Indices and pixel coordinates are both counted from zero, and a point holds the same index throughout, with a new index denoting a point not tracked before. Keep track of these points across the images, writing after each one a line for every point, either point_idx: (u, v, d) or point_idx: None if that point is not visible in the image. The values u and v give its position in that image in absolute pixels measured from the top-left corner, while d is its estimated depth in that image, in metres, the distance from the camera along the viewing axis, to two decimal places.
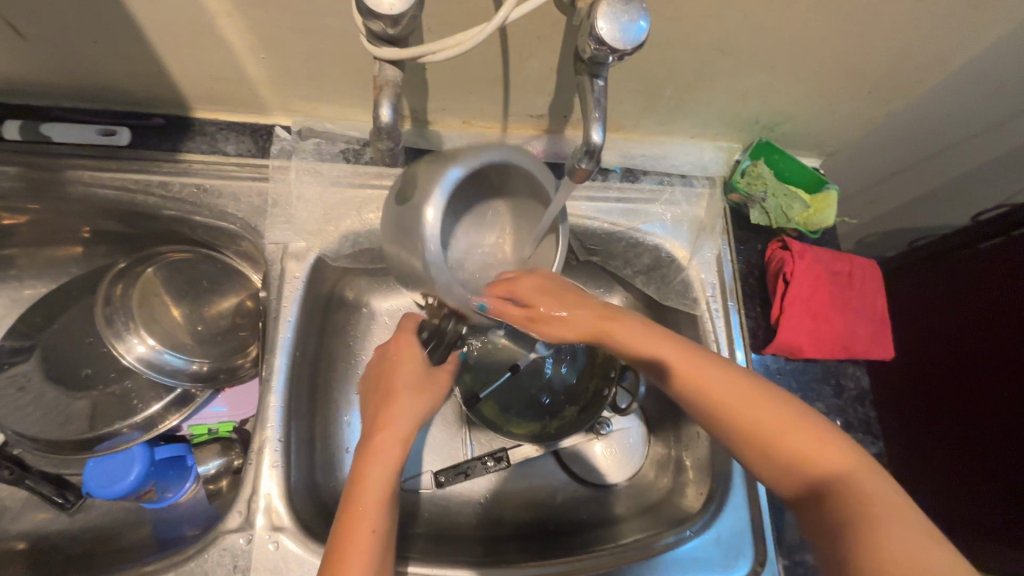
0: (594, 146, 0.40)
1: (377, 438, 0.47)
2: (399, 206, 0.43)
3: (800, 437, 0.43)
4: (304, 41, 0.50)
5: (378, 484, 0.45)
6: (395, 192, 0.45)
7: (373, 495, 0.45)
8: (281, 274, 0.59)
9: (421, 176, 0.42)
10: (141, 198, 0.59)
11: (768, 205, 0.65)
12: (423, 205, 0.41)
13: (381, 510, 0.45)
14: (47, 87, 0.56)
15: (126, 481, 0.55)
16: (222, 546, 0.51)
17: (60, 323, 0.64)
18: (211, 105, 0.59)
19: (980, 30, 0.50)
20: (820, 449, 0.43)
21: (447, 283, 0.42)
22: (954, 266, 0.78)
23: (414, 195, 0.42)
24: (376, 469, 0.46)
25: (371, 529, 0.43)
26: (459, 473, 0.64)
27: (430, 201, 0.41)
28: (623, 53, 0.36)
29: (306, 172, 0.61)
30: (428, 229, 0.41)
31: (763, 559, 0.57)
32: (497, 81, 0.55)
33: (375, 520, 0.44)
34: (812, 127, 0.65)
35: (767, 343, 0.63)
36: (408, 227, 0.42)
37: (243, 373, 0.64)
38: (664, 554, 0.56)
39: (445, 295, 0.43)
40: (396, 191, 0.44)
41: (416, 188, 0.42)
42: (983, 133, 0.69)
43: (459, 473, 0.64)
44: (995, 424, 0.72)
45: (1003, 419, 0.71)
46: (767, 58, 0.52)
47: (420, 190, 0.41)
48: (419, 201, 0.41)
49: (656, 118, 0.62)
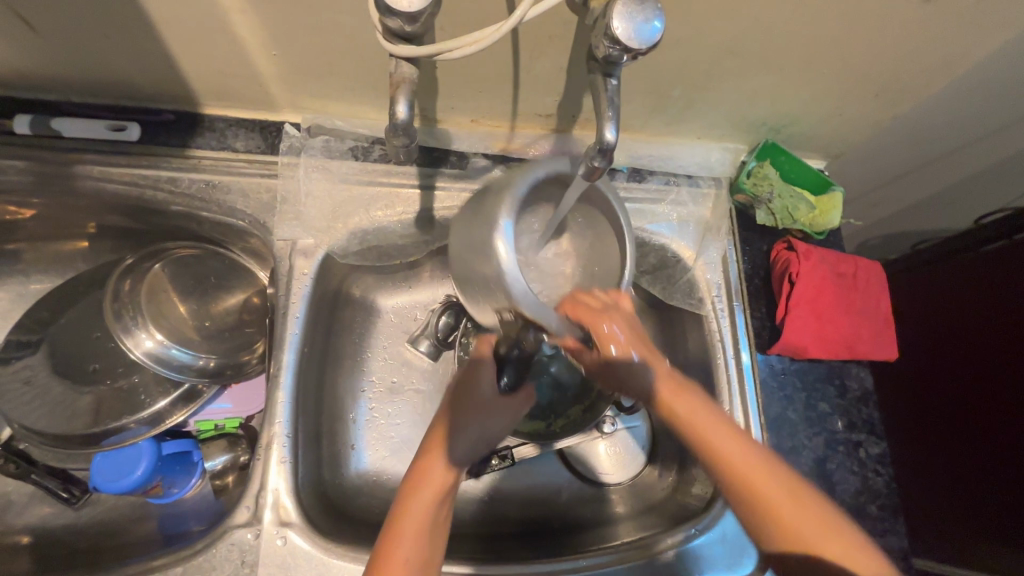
0: (608, 145, 0.40)
1: (422, 475, 0.47)
2: (467, 250, 0.45)
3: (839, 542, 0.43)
4: (317, 38, 0.50)
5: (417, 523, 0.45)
6: (458, 241, 0.47)
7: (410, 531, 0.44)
8: (290, 271, 0.59)
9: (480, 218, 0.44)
10: (150, 193, 0.59)
11: (774, 206, 0.66)
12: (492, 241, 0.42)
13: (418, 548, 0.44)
14: (58, 82, 0.56)
15: (132, 477, 0.54)
16: (230, 541, 0.51)
17: (67, 317, 0.64)
18: (221, 102, 0.60)
19: (985, 34, 0.50)
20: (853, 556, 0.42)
21: (529, 298, 0.43)
22: (960, 268, 0.79)
23: (480, 236, 0.43)
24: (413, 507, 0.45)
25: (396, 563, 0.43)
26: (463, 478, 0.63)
27: (498, 235, 0.42)
28: (637, 53, 0.36)
29: (315, 169, 0.61)
30: (504, 263, 0.42)
31: None
32: (507, 80, 0.55)
33: (411, 558, 0.43)
34: (817, 129, 0.65)
35: (772, 342, 0.63)
36: (482, 265, 0.43)
37: (249, 370, 0.63)
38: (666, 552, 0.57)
39: (529, 310, 0.43)
40: (459, 240, 0.46)
41: (480, 230, 0.43)
42: (986, 137, 0.70)
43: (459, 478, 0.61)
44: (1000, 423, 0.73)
45: (1006, 419, 0.72)
46: (775, 60, 0.53)
47: (485, 231, 0.43)
48: (487, 240, 0.43)
49: (664, 118, 0.63)
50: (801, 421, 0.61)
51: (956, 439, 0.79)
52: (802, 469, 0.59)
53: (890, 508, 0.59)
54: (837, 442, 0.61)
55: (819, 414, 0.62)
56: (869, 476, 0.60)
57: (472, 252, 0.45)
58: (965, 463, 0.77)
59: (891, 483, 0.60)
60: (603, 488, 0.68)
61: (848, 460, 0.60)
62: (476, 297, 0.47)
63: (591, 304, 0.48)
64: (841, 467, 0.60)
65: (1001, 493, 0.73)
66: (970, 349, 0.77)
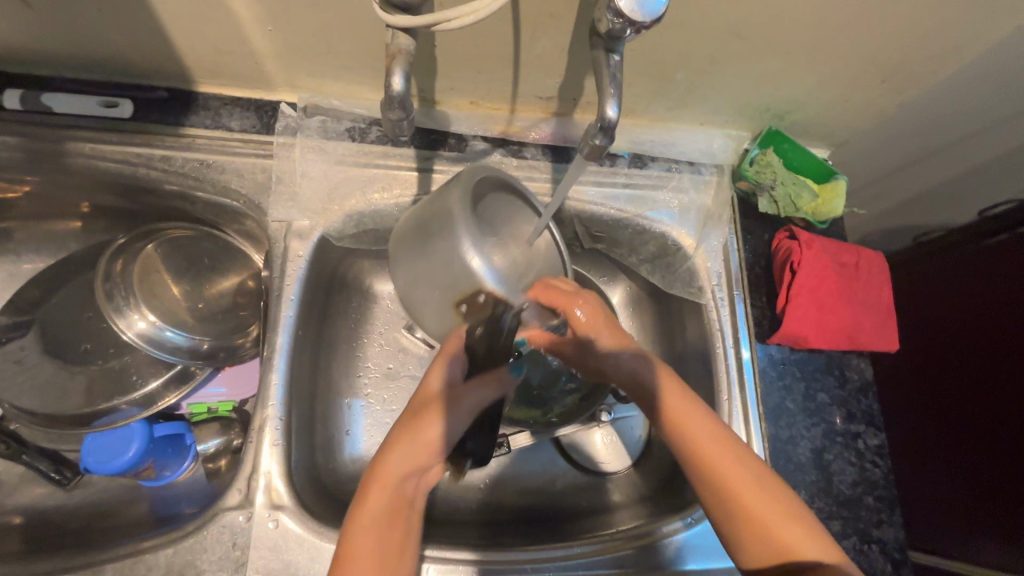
0: (609, 123, 0.39)
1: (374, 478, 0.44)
2: (433, 264, 0.46)
3: (784, 522, 0.44)
4: (313, 14, 0.49)
5: (376, 528, 0.43)
6: (411, 261, 0.48)
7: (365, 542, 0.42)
8: (284, 253, 0.58)
9: (437, 236, 0.45)
10: (143, 172, 0.58)
11: (777, 194, 0.64)
12: (466, 252, 0.44)
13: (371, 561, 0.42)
14: (48, 56, 0.55)
15: (124, 457, 0.54)
16: (221, 524, 0.50)
17: (60, 297, 0.63)
18: (216, 79, 0.59)
19: (996, 20, 0.49)
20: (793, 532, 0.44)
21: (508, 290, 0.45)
22: (969, 262, 0.78)
23: (448, 249, 0.44)
24: (370, 514, 0.43)
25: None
26: (465, 457, 0.49)
27: (470, 246, 0.44)
28: (640, 26, 0.35)
29: (311, 149, 0.60)
30: (472, 259, 0.44)
31: None
32: (507, 60, 0.54)
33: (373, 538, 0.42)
34: (822, 116, 0.64)
35: (772, 332, 0.63)
36: (456, 272, 0.45)
37: (242, 353, 0.63)
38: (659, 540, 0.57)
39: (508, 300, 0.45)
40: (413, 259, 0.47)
41: (449, 242, 0.44)
42: (993, 128, 0.69)
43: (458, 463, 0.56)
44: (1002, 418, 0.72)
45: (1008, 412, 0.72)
46: (782, 44, 0.52)
47: (451, 244, 0.44)
48: (459, 251, 0.44)
49: (666, 103, 0.62)
50: (800, 411, 0.61)
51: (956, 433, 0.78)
52: (800, 459, 0.59)
53: (888, 500, 0.59)
54: (836, 434, 0.60)
55: (818, 405, 0.61)
56: (867, 467, 0.59)
57: (431, 258, 0.46)
58: (969, 458, 0.76)
59: (889, 475, 0.59)
60: (599, 477, 0.68)
61: (847, 451, 0.60)
62: (435, 304, 0.47)
63: (562, 289, 0.49)
64: (840, 458, 0.59)
65: (1007, 487, 0.72)
66: (972, 343, 0.77)
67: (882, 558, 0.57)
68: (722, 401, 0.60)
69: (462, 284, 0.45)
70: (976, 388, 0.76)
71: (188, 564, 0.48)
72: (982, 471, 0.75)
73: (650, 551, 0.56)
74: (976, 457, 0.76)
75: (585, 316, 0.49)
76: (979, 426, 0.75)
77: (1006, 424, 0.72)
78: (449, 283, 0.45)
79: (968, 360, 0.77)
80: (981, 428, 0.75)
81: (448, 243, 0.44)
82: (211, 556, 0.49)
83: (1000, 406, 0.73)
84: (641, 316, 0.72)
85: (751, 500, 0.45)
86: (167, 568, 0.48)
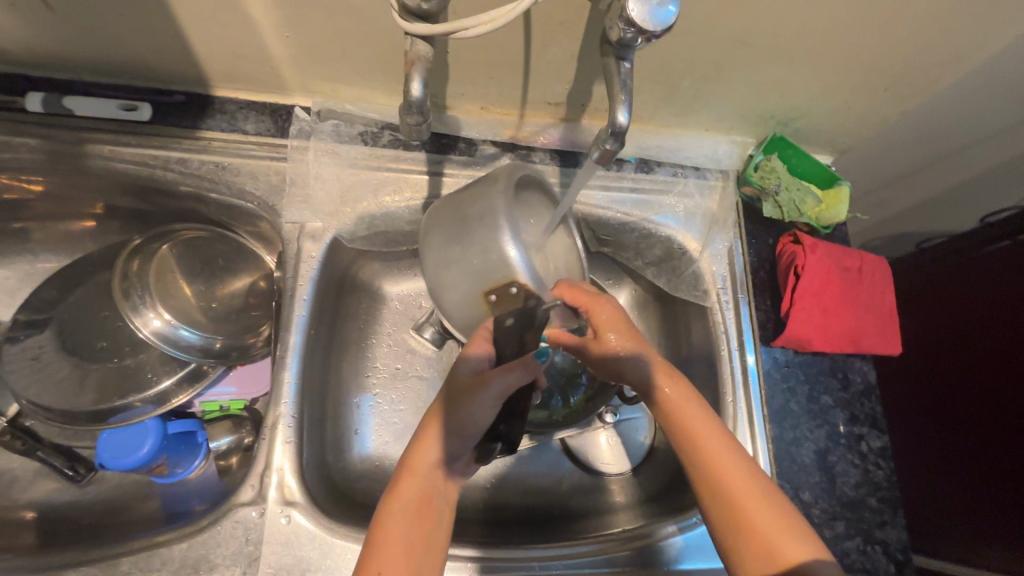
0: (620, 128, 0.40)
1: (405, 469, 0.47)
2: (466, 253, 0.47)
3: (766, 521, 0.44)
4: (329, 21, 0.50)
5: (405, 519, 0.44)
6: (442, 248, 0.48)
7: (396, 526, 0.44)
8: (297, 253, 0.59)
9: (474, 225, 0.46)
10: (160, 173, 0.59)
11: (781, 198, 0.65)
12: (502, 242, 0.45)
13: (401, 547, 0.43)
14: (70, 60, 0.56)
15: (138, 454, 0.55)
16: (234, 519, 0.51)
17: (76, 296, 0.64)
18: (232, 84, 0.60)
19: (996, 30, 0.50)
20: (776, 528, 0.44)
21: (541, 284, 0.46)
22: (972, 268, 0.79)
23: (485, 238, 0.46)
24: (399, 503, 0.45)
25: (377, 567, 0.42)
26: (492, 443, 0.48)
27: (507, 237, 0.45)
28: (651, 35, 0.36)
29: (324, 152, 0.61)
30: (510, 248, 0.45)
31: None
32: (518, 67, 0.55)
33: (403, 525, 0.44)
34: (825, 123, 0.65)
35: (776, 335, 0.63)
36: (492, 261, 0.46)
37: (254, 352, 0.65)
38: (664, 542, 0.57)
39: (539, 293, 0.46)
40: (444, 246, 0.48)
41: (486, 231, 0.45)
42: (995, 136, 0.70)
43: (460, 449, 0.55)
44: (1005, 423, 0.73)
45: (1010, 417, 0.72)
46: (787, 52, 0.53)
47: (488, 233, 0.45)
48: (497, 240, 0.45)
49: (673, 109, 0.63)
50: (803, 413, 0.61)
51: (959, 437, 0.79)
52: (803, 460, 0.60)
53: (890, 502, 0.59)
54: (839, 436, 0.61)
55: (821, 407, 0.62)
56: (870, 469, 0.60)
57: (468, 246, 0.46)
58: (973, 461, 0.77)
59: (892, 477, 0.60)
60: (604, 478, 0.68)
61: (850, 454, 0.60)
62: (464, 292, 0.48)
63: (587, 291, 0.51)
64: (843, 460, 0.60)
65: (1010, 491, 0.73)
66: (973, 347, 0.77)
67: (885, 559, 0.57)
68: (726, 403, 0.61)
69: (495, 273, 0.46)
70: (978, 392, 0.77)
71: (202, 558, 0.49)
72: (986, 475, 0.75)
73: (656, 554, 0.57)
74: (979, 460, 0.76)
75: (606, 316, 0.51)
76: (982, 429, 0.76)
77: (1009, 428, 0.73)
78: (483, 270, 0.46)
79: (971, 365, 0.78)
80: (983, 433, 0.76)
81: (487, 230, 0.46)
82: (225, 550, 0.50)
83: (1002, 409, 0.74)
84: (647, 319, 0.73)
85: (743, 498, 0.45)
86: (182, 561, 0.49)
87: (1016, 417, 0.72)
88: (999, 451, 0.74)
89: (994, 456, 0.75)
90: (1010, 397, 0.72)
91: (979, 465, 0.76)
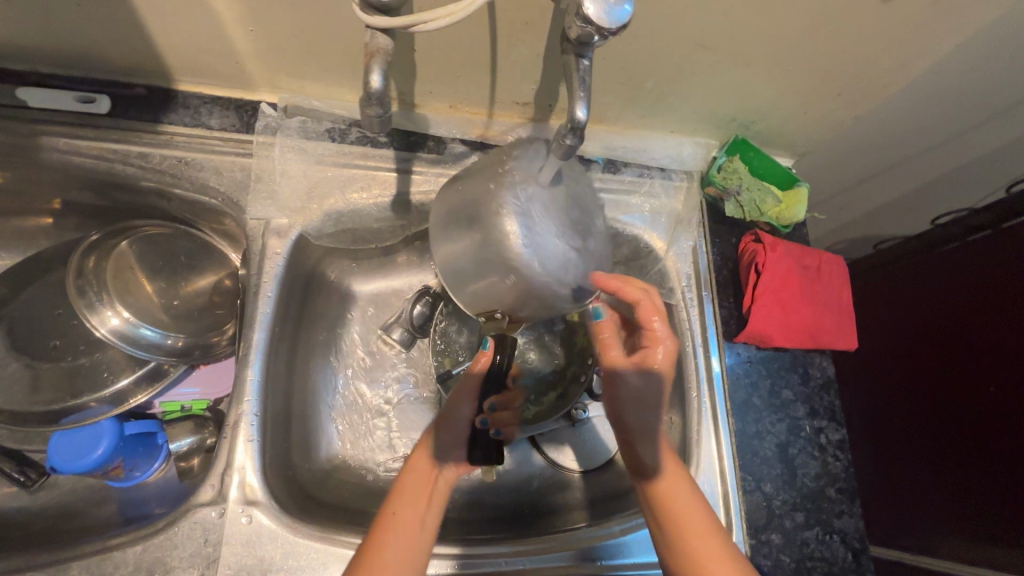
0: (579, 123, 0.41)
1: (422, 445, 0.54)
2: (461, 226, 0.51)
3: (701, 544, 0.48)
4: (294, 16, 0.50)
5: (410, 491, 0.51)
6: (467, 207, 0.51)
7: (406, 496, 0.50)
8: (262, 250, 0.59)
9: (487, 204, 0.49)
10: (120, 168, 0.58)
11: (743, 198, 0.67)
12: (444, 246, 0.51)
13: (417, 501, 0.50)
14: (22, 51, 0.55)
15: (91, 457, 0.53)
16: (193, 520, 0.50)
17: (28, 295, 0.62)
18: (196, 78, 0.59)
19: (939, 36, 0.53)
20: (691, 525, 0.48)
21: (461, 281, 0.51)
22: (940, 263, 0.82)
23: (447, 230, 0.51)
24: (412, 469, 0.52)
25: (392, 511, 0.49)
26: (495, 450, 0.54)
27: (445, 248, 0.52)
28: (607, 33, 0.37)
29: (291, 149, 0.61)
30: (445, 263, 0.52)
31: (752, 537, 0.58)
32: (485, 66, 0.56)
33: (409, 489, 0.51)
34: (784, 127, 0.67)
35: (739, 331, 0.65)
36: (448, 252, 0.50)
37: (218, 352, 0.63)
38: (619, 538, 0.57)
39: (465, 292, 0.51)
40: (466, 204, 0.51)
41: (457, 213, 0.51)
42: (943, 143, 0.73)
43: (399, 455, 0.65)
44: (971, 415, 0.76)
45: (980, 408, 0.75)
46: (742, 56, 0.55)
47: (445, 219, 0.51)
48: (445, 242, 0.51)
49: (637, 111, 0.65)
50: (766, 407, 0.63)
51: (933, 427, 0.82)
52: (766, 453, 0.61)
53: (848, 492, 0.61)
54: (800, 428, 0.63)
55: (783, 401, 0.63)
56: (829, 462, 0.62)
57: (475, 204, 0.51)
58: (941, 449, 0.81)
59: (850, 468, 0.62)
60: (573, 476, 0.68)
61: (809, 446, 0.62)
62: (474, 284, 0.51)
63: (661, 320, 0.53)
64: (803, 452, 0.62)
65: (977, 479, 0.76)
66: (945, 342, 0.81)
67: (843, 547, 0.59)
68: (691, 398, 0.62)
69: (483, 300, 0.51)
70: (945, 384, 0.80)
71: (158, 561, 0.48)
72: (956, 465, 0.79)
73: (612, 549, 0.57)
74: (952, 447, 0.79)
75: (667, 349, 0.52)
76: (952, 419, 0.79)
77: (974, 417, 0.76)
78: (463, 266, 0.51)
79: (940, 358, 0.81)
80: (951, 423, 0.79)
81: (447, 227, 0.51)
82: (182, 552, 0.49)
83: (969, 399, 0.77)
84: None
85: (671, 504, 0.50)
86: (137, 564, 0.48)
87: (980, 407, 0.75)
88: (970, 444, 0.77)
89: (960, 448, 0.78)
90: (977, 386, 0.75)
91: (952, 453, 0.79)
